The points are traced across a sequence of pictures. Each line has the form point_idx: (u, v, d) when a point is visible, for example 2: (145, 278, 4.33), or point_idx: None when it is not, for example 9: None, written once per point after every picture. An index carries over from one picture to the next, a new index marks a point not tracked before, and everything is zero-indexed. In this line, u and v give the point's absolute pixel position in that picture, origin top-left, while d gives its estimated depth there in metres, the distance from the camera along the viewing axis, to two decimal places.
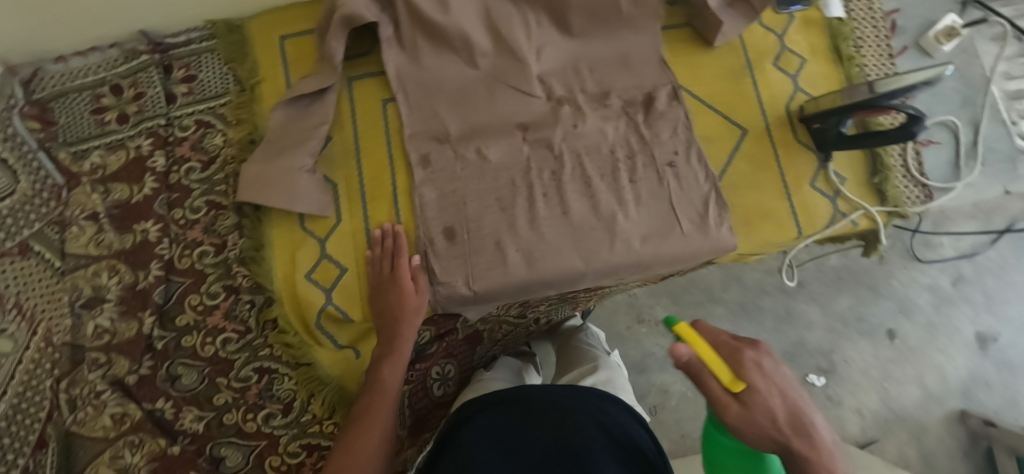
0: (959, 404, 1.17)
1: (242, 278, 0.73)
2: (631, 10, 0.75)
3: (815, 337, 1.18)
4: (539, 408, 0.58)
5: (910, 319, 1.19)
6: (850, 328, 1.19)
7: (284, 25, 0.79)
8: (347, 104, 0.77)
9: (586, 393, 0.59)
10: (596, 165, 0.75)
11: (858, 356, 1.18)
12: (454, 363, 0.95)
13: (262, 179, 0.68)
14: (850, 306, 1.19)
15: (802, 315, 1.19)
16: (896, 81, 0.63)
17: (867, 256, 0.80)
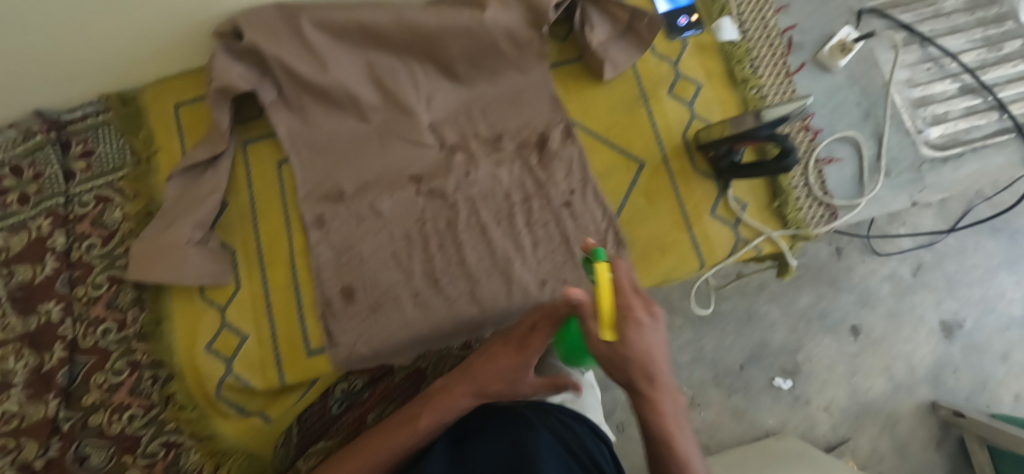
0: (929, 394, 1.10)
1: (143, 353, 0.72)
2: (515, 53, 0.75)
3: (779, 338, 1.10)
4: (492, 427, 0.46)
5: (873, 312, 1.12)
6: (813, 325, 1.11)
7: (176, 93, 0.79)
8: (242, 168, 0.77)
9: (531, 418, 0.46)
10: (491, 211, 0.74)
11: (822, 352, 1.10)
12: None
13: (148, 256, 0.68)
14: (811, 303, 1.11)
15: (764, 317, 1.10)
16: (770, 113, 0.60)
17: (781, 279, 0.77)
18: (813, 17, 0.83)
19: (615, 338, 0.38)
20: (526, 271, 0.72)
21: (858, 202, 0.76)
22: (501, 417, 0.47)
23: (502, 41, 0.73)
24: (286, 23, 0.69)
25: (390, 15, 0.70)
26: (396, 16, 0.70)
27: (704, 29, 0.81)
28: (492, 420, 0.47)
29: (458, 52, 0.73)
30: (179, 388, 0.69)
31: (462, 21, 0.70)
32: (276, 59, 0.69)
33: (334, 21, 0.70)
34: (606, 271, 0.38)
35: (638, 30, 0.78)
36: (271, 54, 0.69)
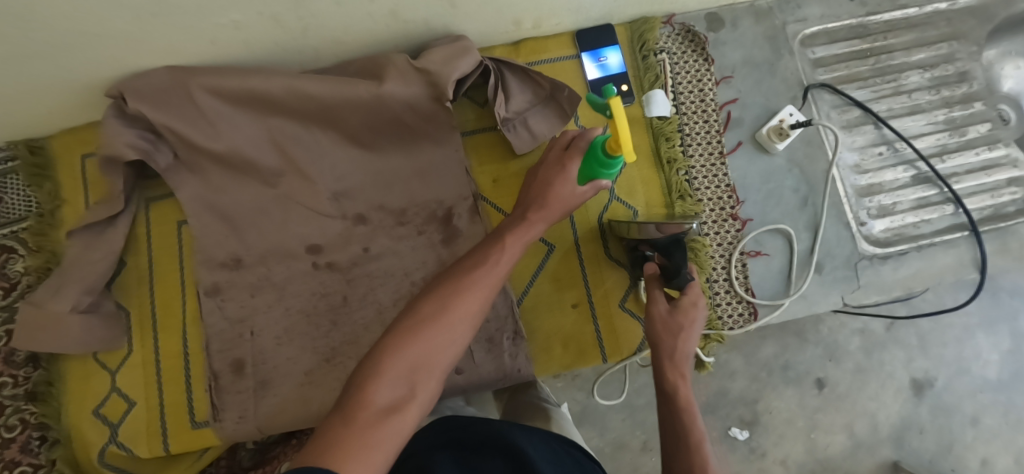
0: (891, 454, 0.93)
1: (32, 412, 0.72)
2: (421, 124, 0.71)
3: (738, 388, 0.93)
4: (485, 432, 0.46)
5: (840, 367, 0.95)
6: (775, 376, 0.94)
7: (84, 145, 0.78)
8: (143, 227, 0.76)
9: (510, 424, 0.47)
10: (390, 290, 0.72)
11: (783, 406, 0.94)
12: None
13: (32, 324, 0.68)
14: (775, 354, 0.94)
15: (724, 365, 0.94)
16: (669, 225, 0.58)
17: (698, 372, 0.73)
18: (755, 92, 0.77)
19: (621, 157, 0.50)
20: None
21: (781, 303, 0.70)
22: (496, 425, 0.47)
23: (404, 114, 0.69)
24: (176, 87, 0.66)
25: (284, 85, 0.67)
26: (290, 86, 0.67)
27: (635, 100, 0.75)
28: (481, 425, 0.47)
29: (360, 122, 0.70)
30: (64, 454, 0.69)
31: (359, 94, 0.66)
32: (168, 127, 0.67)
33: (227, 88, 0.67)
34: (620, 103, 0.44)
35: (559, 100, 0.73)
36: (162, 123, 0.67)
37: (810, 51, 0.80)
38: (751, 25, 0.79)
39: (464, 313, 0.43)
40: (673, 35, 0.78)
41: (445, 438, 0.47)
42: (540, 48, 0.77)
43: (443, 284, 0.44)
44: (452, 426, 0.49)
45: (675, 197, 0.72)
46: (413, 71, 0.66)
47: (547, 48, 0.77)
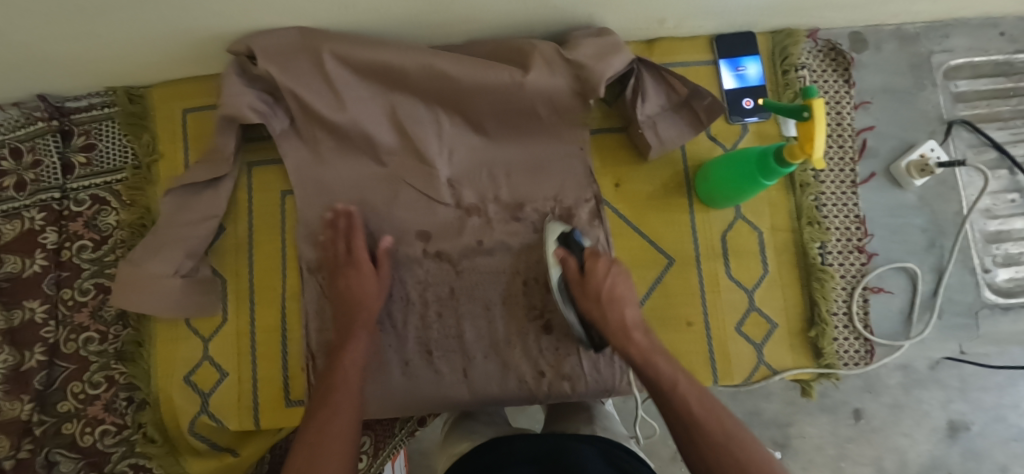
0: None
1: (121, 372, 0.71)
2: (551, 118, 0.68)
3: (772, 410, 0.85)
4: (518, 456, 0.49)
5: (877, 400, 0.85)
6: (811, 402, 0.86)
7: (183, 98, 0.74)
8: (244, 193, 0.72)
9: (536, 444, 0.51)
10: (500, 287, 0.69)
11: (816, 433, 0.85)
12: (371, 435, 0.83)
13: (128, 284, 0.65)
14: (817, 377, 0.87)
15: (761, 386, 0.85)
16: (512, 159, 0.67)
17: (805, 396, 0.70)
18: (893, 121, 0.74)
19: (799, 162, 0.53)
20: (525, 359, 0.67)
21: (901, 345, 0.69)
22: (526, 446, 0.51)
23: (539, 106, 0.65)
24: (305, 51, 0.63)
25: (418, 61, 0.62)
26: (425, 63, 0.62)
27: (770, 116, 0.71)
28: (508, 448, 0.51)
29: (490, 110, 0.66)
30: (152, 418, 0.68)
31: (501, 81, 0.62)
32: (291, 92, 0.64)
33: (360, 60, 0.63)
34: (823, 104, 0.48)
35: (695, 108, 0.69)
36: (287, 87, 0.63)
37: (953, 85, 0.76)
38: (896, 50, 0.75)
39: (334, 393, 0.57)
40: (816, 51, 0.74)
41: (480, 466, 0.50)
42: (674, 50, 0.73)
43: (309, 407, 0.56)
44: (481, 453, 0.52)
45: (804, 223, 0.70)
46: (561, 61, 0.62)
47: (680, 51, 0.73)
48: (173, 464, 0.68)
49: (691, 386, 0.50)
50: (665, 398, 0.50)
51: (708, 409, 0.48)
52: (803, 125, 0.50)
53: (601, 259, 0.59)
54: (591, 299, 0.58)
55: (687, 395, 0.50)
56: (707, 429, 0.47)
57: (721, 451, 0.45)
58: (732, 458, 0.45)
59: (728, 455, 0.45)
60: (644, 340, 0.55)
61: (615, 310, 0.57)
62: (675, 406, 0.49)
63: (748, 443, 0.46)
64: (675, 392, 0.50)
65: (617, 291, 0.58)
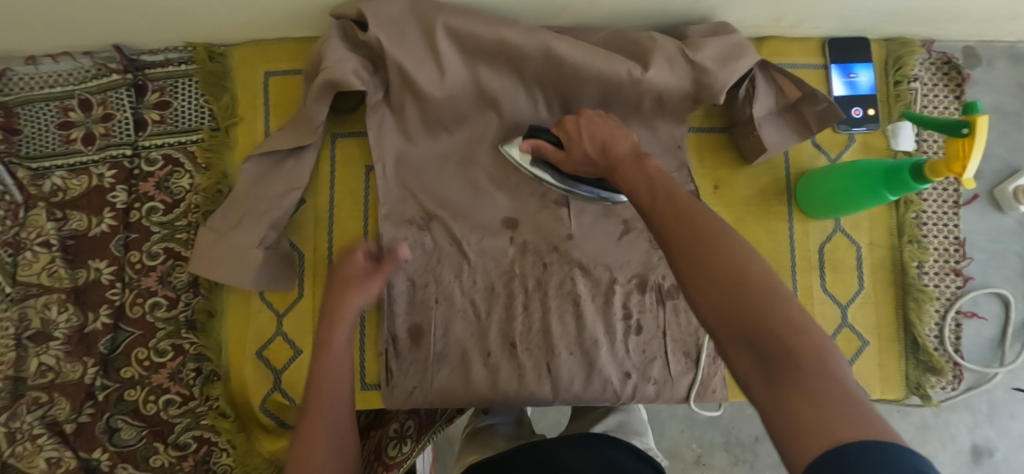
0: None
1: (192, 343, 0.68)
2: (656, 113, 0.66)
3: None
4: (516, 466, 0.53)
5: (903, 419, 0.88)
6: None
7: (268, 60, 0.70)
8: (327, 165, 0.69)
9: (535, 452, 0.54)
10: (588, 283, 0.67)
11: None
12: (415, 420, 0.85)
13: (211, 253, 0.62)
14: None
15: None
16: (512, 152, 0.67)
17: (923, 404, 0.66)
18: (997, 142, 0.72)
19: (937, 180, 0.51)
20: (611, 358, 0.66)
21: (993, 372, 0.68)
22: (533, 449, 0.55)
23: (650, 102, 0.64)
24: (415, 23, 0.61)
25: (537, 42, 0.61)
26: (544, 45, 0.61)
27: (879, 127, 0.69)
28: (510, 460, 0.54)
29: (597, 99, 0.64)
30: (223, 393, 0.65)
31: (619, 74, 0.61)
32: (395, 65, 0.61)
33: (474, 39, 0.61)
34: (984, 121, 0.47)
35: (804, 113, 0.66)
36: (391, 59, 0.61)
37: None
38: (1007, 68, 0.73)
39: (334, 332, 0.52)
40: (929, 64, 0.71)
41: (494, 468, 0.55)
42: (783, 50, 0.70)
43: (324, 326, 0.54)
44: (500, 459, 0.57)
45: (905, 241, 0.67)
46: (683, 60, 0.60)
47: (790, 52, 0.70)
48: (243, 442, 0.66)
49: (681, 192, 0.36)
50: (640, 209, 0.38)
51: (685, 208, 0.34)
52: (957, 141, 0.48)
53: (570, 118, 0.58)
54: (578, 162, 0.55)
55: (675, 203, 0.36)
56: (691, 233, 0.33)
57: (703, 261, 0.31)
58: (711, 262, 0.31)
59: (706, 256, 0.31)
60: (632, 167, 0.42)
61: (612, 147, 0.47)
62: (655, 214, 0.36)
63: (736, 246, 0.32)
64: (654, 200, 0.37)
65: (605, 129, 0.51)
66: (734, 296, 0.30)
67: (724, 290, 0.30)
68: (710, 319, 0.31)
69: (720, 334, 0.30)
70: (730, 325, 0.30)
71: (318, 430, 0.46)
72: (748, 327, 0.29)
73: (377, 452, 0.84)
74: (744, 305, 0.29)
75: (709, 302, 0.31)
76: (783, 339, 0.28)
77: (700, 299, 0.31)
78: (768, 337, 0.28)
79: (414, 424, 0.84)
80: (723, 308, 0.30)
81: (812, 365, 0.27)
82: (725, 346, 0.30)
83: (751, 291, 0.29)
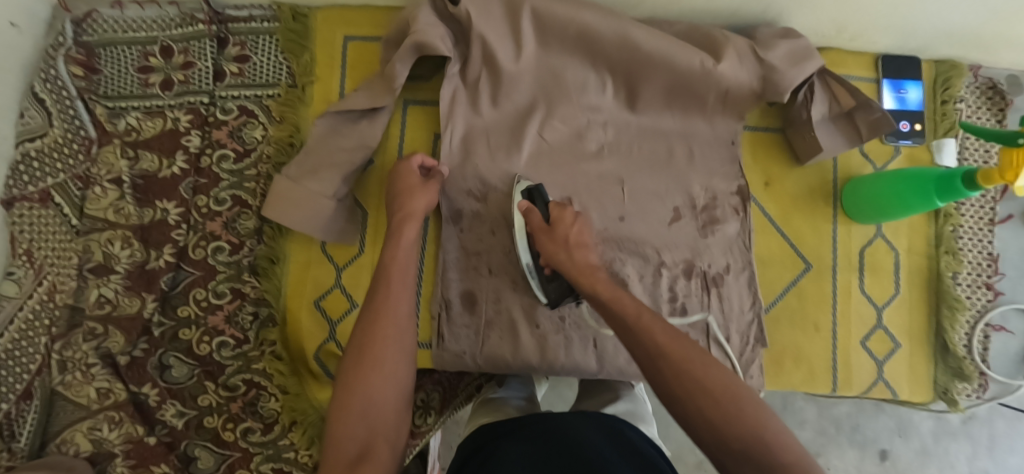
0: None
1: (252, 287, 0.71)
2: (717, 107, 0.69)
3: (803, 436, 0.93)
4: (528, 432, 0.49)
5: (906, 445, 0.93)
6: (841, 436, 0.94)
7: (349, 24, 0.73)
8: (397, 128, 0.72)
9: (549, 426, 0.49)
10: (635, 266, 0.68)
11: (842, 465, 0.93)
12: (440, 392, 0.83)
13: (286, 199, 0.65)
14: (847, 413, 0.94)
15: (797, 411, 0.94)
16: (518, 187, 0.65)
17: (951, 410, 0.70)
18: None
19: (988, 187, 0.54)
20: None
21: (1017, 384, 0.71)
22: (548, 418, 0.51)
23: (714, 95, 0.67)
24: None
25: (616, 28, 0.63)
26: (623, 32, 0.63)
27: (924, 142, 0.73)
28: (524, 428, 0.50)
29: (662, 88, 0.68)
30: (280, 337, 0.68)
31: (691, 64, 0.64)
32: (480, 38, 0.64)
33: (557, 21, 0.64)
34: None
35: (857, 120, 0.68)
36: (477, 32, 0.64)
37: None
38: None
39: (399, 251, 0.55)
40: (974, 87, 0.75)
41: (513, 428, 0.51)
42: (839, 61, 0.74)
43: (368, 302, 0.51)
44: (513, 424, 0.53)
45: (941, 252, 0.71)
46: (753, 57, 0.64)
47: (847, 64, 0.74)
48: (293, 387, 0.68)
49: (667, 328, 0.42)
50: (631, 337, 0.42)
51: (677, 344, 0.40)
52: (1011, 151, 0.51)
53: (568, 209, 0.59)
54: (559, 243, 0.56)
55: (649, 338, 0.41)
56: (682, 364, 0.38)
57: (698, 385, 0.37)
58: (703, 398, 0.37)
59: (697, 395, 0.37)
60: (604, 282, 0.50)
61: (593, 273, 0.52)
62: (643, 343, 0.41)
63: (722, 378, 0.38)
64: (642, 329, 0.42)
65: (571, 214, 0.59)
66: (727, 424, 0.35)
67: (725, 418, 0.35)
68: (712, 445, 0.36)
69: (724, 458, 0.35)
70: (727, 442, 0.35)
71: (394, 372, 0.47)
72: (749, 452, 0.35)
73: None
74: (737, 431, 0.35)
75: (713, 432, 0.36)
76: (782, 462, 0.33)
77: (697, 428, 0.37)
78: (772, 461, 0.34)
79: (438, 395, 0.82)
80: (727, 436, 0.35)
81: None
82: (728, 466, 0.35)
83: (748, 421, 0.35)
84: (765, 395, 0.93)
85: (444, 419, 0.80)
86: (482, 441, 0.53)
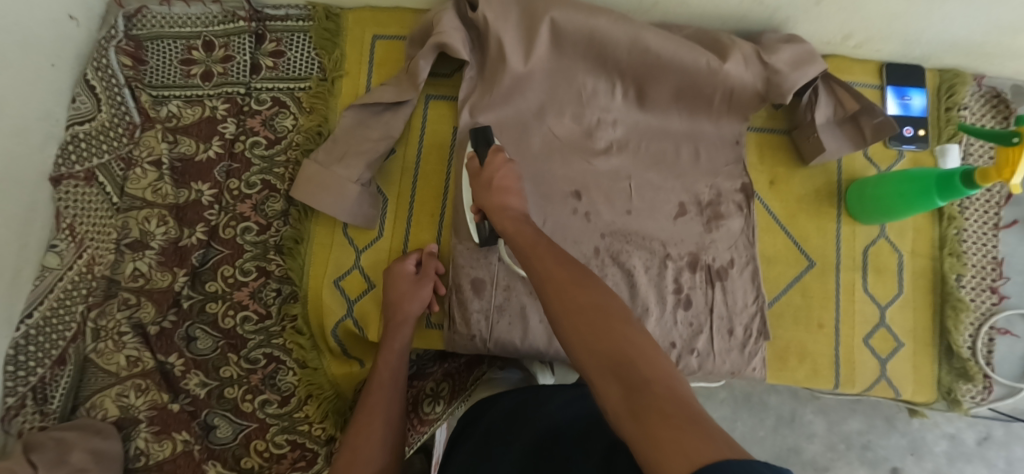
0: None
1: (277, 265, 0.75)
2: (724, 108, 0.72)
3: (813, 451, 0.94)
4: (495, 413, 0.54)
5: (919, 464, 0.93)
6: (852, 452, 0.94)
7: (378, 25, 0.78)
8: (419, 121, 0.76)
9: (527, 398, 0.53)
10: (643, 259, 0.71)
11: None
12: (450, 382, 0.85)
13: (313, 181, 0.69)
14: (858, 430, 0.94)
15: (806, 424, 0.94)
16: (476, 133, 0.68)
17: (953, 410, 0.71)
18: None
19: (988, 186, 0.56)
20: (658, 330, 0.69)
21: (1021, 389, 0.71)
22: (513, 399, 0.55)
23: (721, 95, 0.70)
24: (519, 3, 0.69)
25: (627, 31, 0.67)
26: (634, 34, 0.67)
27: (927, 147, 0.75)
28: (500, 403, 0.55)
29: (671, 89, 0.71)
30: (301, 312, 0.72)
31: (698, 66, 0.67)
32: (496, 38, 0.68)
33: (572, 25, 0.67)
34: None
35: (862, 124, 0.70)
36: (494, 33, 0.68)
37: None
38: None
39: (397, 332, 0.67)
40: (979, 96, 0.77)
41: (494, 415, 0.53)
42: (846, 68, 0.76)
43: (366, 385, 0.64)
44: (487, 408, 0.56)
45: (945, 253, 0.72)
46: (758, 61, 0.67)
47: (852, 72, 0.76)
48: (311, 360, 0.72)
49: (562, 259, 0.46)
50: (528, 265, 0.48)
51: (564, 270, 0.44)
52: (1008, 149, 0.53)
53: (500, 155, 0.61)
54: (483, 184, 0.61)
55: (558, 285, 0.43)
56: (564, 285, 0.42)
57: (578, 307, 0.40)
58: (590, 331, 0.38)
59: (586, 332, 0.38)
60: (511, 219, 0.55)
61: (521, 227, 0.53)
62: (537, 270, 0.46)
63: (599, 294, 0.41)
64: (537, 258, 0.47)
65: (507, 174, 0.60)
66: (610, 351, 0.35)
67: (595, 328, 0.37)
68: (585, 360, 0.37)
69: (592, 373, 0.36)
70: (607, 365, 0.35)
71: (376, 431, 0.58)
72: (614, 356, 0.35)
73: (412, 406, 0.84)
74: (617, 356, 0.35)
75: (582, 343, 0.37)
76: (642, 370, 0.33)
77: (575, 342, 0.38)
78: (631, 368, 0.33)
79: (448, 385, 0.85)
80: (593, 347, 0.37)
81: (669, 388, 0.31)
82: (597, 384, 0.35)
83: (613, 331, 0.36)
84: (775, 404, 0.94)
85: (454, 408, 0.82)
86: (470, 419, 0.57)
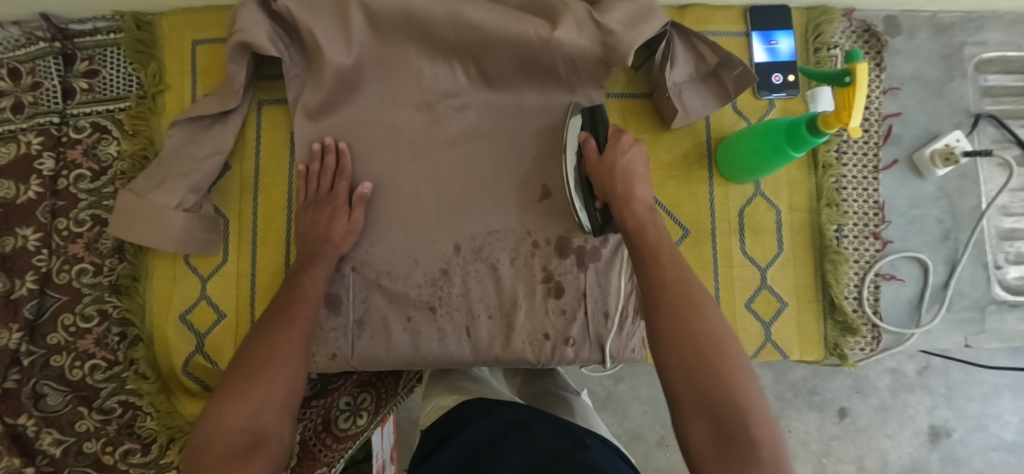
0: None
1: (116, 306, 0.70)
2: (573, 77, 0.66)
3: None
4: (490, 421, 0.53)
5: (864, 402, 0.91)
6: (800, 399, 0.91)
7: (194, 28, 0.71)
8: (253, 130, 0.69)
9: (508, 422, 0.52)
10: (508, 247, 0.67)
11: (802, 428, 0.90)
12: (371, 395, 0.76)
13: (132, 213, 0.63)
14: (804, 376, 0.91)
15: None
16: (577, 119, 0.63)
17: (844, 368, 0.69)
18: (920, 109, 0.73)
19: (831, 132, 0.52)
20: (529, 321, 0.66)
21: (909, 334, 0.69)
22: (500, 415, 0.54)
23: (564, 65, 0.64)
24: None
25: (446, 8, 0.61)
26: (453, 10, 0.61)
27: (798, 94, 0.71)
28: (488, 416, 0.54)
29: (512, 64, 0.65)
30: (146, 355, 0.67)
31: (528, 36, 0.61)
32: (307, 29, 0.61)
33: (385, 6, 0.61)
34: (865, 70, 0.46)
35: (724, 78, 0.65)
36: (302, 25, 0.61)
37: (982, 78, 0.75)
38: (930, 38, 0.74)
39: (302, 306, 0.56)
40: (850, 31, 0.72)
41: (479, 426, 0.52)
42: (707, 18, 0.71)
43: (272, 321, 0.54)
44: (479, 413, 0.56)
45: (822, 204, 0.68)
46: (591, 23, 0.62)
47: (713, 20, 0.71)
48: (166, 401, 0.68)
49: (677, 268, 0.46)
50: (641, 262, 0.47)
51: (684, 282, 0.44)
52: (843, 91, 0.48)
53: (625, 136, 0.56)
54: (602, 169, 0.55)
55: (671, 299, 0.43)
56: (680, 304, 0.43)
57: (692, 337, 0.41)
58: (699, 367, 0.40)
59: (694, 365, 0.40)
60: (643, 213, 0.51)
61: (641, 228, 0.50)
62: (652, 273, 0.46)
63: (712, 324, 0.42)
64: (654, 262, 0.46)
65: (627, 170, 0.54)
66: (718, 396, 0.38)
67: (704, 367, 0.39)
68: (679, 390, 0.39)
69: (687, 406, 0.39)
70: (705, 406, 0.38)
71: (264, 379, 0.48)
72: (715, 403, 0.38)
73: (324, 425, 0.75)
74: (722, 402, 0.38)
75: (685, 375, 0.40)
76: (748, 431, 0.37)
77: (673, 370, 0.40)
78: (736, 422, 0.37)
79: (369, 396, 0.76)
80: (699, 382, 0.39)
81: (768, 454, 0.36)
82: (687, 418, 0.38)
83: (724, 379, 0.39)
84: None
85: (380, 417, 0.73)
86: (446, 431, 0.56)
